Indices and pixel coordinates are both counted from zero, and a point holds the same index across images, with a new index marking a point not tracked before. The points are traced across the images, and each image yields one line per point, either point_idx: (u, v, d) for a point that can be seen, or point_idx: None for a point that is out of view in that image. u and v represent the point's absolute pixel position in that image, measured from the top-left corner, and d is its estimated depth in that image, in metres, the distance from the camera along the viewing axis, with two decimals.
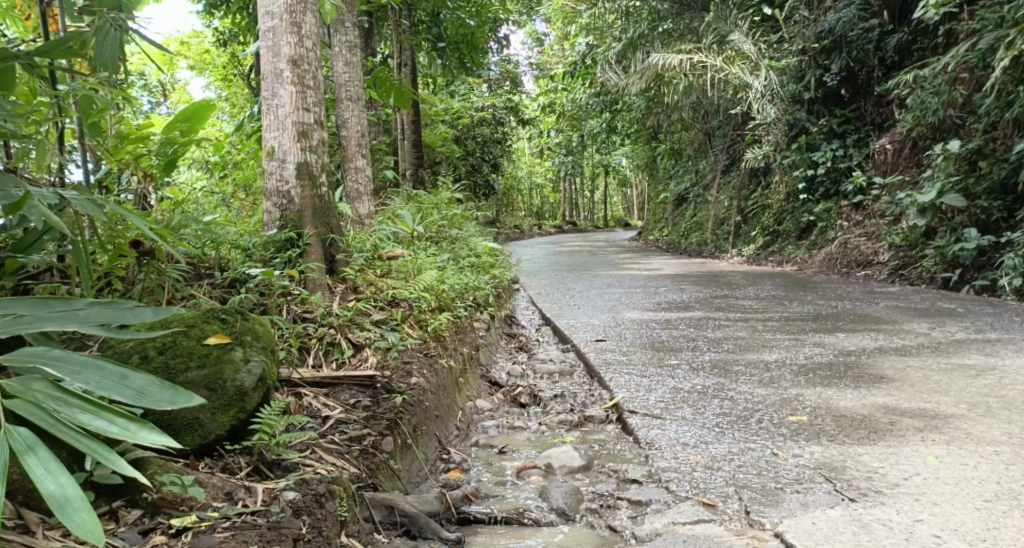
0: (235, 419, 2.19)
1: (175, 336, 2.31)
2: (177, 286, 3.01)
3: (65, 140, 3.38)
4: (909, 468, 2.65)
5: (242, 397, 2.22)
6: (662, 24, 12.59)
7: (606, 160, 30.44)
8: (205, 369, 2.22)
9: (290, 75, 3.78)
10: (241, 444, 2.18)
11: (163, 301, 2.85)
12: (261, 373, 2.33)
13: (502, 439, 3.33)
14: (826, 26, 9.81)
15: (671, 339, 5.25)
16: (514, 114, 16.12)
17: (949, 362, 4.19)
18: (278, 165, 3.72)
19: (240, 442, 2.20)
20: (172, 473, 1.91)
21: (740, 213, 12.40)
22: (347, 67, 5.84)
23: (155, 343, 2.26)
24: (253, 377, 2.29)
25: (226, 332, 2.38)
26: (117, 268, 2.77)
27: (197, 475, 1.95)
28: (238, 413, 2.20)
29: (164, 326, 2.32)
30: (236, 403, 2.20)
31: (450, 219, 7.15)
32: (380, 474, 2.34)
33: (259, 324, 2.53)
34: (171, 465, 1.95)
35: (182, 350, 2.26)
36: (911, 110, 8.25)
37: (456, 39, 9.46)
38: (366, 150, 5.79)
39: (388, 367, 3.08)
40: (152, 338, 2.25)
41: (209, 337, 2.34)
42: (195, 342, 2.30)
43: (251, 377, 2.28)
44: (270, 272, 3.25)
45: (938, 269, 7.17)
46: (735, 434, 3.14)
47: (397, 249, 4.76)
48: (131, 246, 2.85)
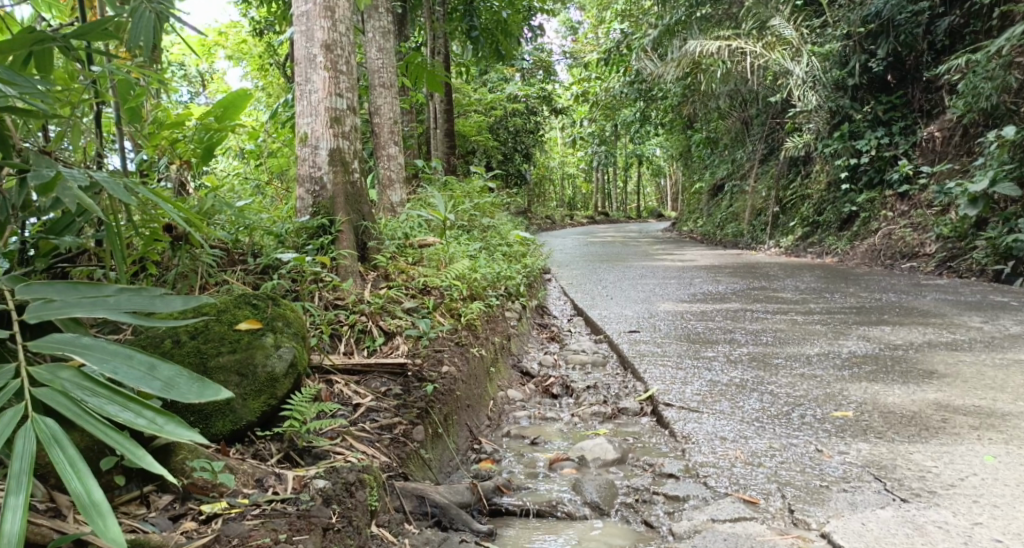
0: (266, 406, 2.16)
1: (207, 321, 2.29)
2: (210, 272, 3.00)
3: (105, 126, 3.40)
4: (964, 468, 2.54)
5: (273, 383, 2.20)
6: (699, 11, 12.21)
7: (640, 150, 30.14)
8: (236, 354, 2.20)
9: (323, 60, 3.74)
10: (272, 430, 2.15)
11: (197, 286, 2.85)
12: (292, 359, 2.30)
13: (533, 430, 3.28)
14: (872, 10, 9.47)
15: (707, 330, 5.13)
16: (547, 104, 16.00)
17: (1004, 358, 4.02)
18: (311, 151, 3.69)
19: (271, 428, 2.18)
20: (203, 458, 1.89)
21: (777, 203, 12.13)
22: (381, 53, 5.76)
23: (186, 327, 2.24)
24: (284, 362, 2.26)
25: (257, 317, 2.35)
26: (151, 252, 2.77)
27: (227, 461, 1.92)
28: (269, 399, 2.17)
29: (197, 312, 2.30)
30: (267, 389, 2.18)
31: (483, 208, 7.10)
32: (411, 463, 2.30)
33: (290, 309, 2.49)
34: (202, 450, 1.93)
35: (214, 335, 2.24)
36: (962, 96, 7.95)
37: (491, 27, 9.42)
38: (399, 138, 5.75)
39: (419, 355, 3.04)
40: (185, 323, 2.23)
41: (240, 322, 2.31)
42: (227, 328, 2.27)
43: (282, 363, 2.25)
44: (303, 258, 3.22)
45: (989, 262, 6.90)
46: (776, 429, 3.04)
47: (429, 237, 4.72)
48: (165, 231, 2.82)
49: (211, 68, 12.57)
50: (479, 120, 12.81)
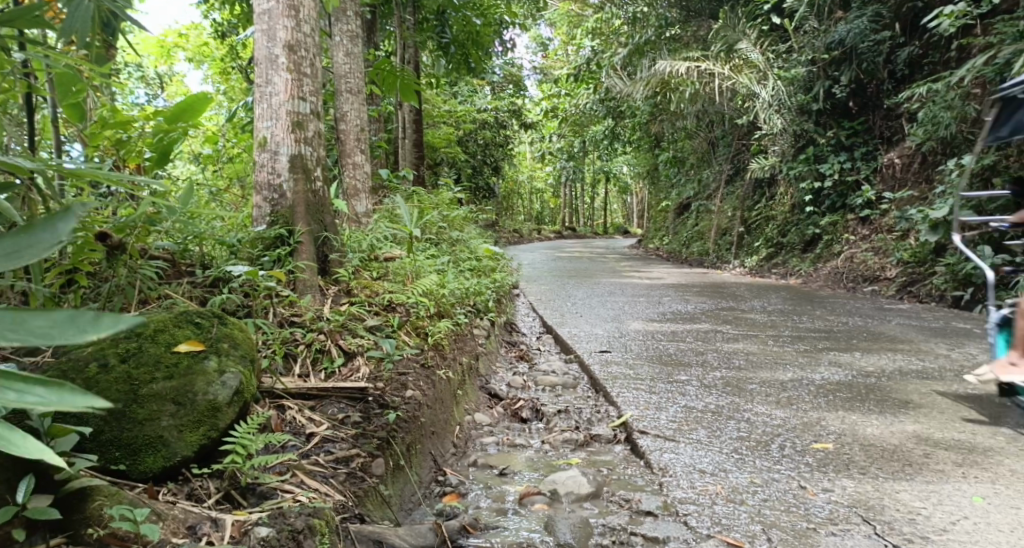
0: (205, 439, 1.93)
1: (141, 342, 2.05)
2: (152, 285, 2.73)
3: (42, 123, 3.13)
4: (953, 511, 2.43)
5: (215, 413, 1.97)
6: (669, 31, 12.41)
7: (607, 166, 30.25)
8: (173, 381, 1.97)
9: (285, 61, 3.52)
10: (210, 467, 1.92)
11: (134, 300, 2.59)
12: (238, 385, 2.07)
13: (500, 458, 3.08)
14: (836, 37, 9.58)
15: (679, 352, 5.00)
16: (516, 118, 15.88)
17: (977, 389, 3.95)
18: (270, 157, 3.45)
19: (210, 464, 1.94)
20: (125, 504, 1.65)
21: (743, 224, 12.18)
22: (348, 57, 5.52)
23: (117, 349, 2.00)
24: (229, 390, 2.03)
25: (199, 339, 2.12)
26: (84, 262, 2.51)
27: (155, 506, 1.70)
28: (209, 431, 1.94)
29: (130, 332, 2.06)
30: (207, 420, 1.95)
31: (451, 221, 6.91)
32: (368, 501, 2.09)
33: (238, 330, 2.27)
34: (125, 492, 1.69)
35: (149, 358, 2.00)
36: (923, 124, 8.06)
37: (462, 37, 9.27)
38: (365, 146, 5.52)
39: (382, 379, 2.82)
40: (114, 344, 1.99)
41: (180, 344, 2.08)
42: (164, 350, 2.04)
43: (226, 391, 2.02)
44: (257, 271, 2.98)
45: (949, 287, 6.94)
46: (756, 461, 2.89)
47: (395, 250, 4.49)
48: (99, 239, 2.56)
49: (170, 70, 12.13)
50: (448, 132, 12.61)
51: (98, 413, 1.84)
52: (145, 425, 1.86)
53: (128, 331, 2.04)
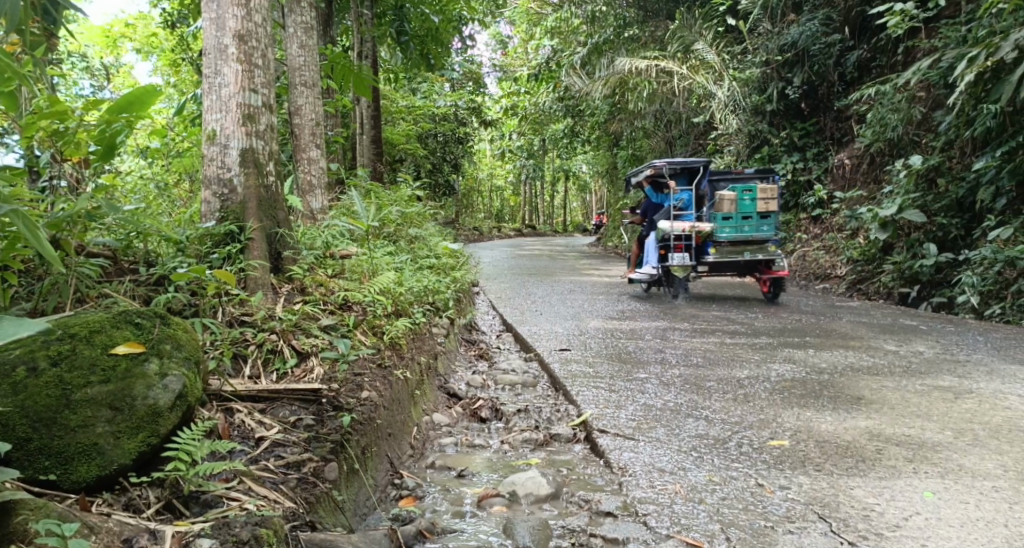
0: (145, 446, 1.83)
1: (75, 344, 1.93)
2: (89, 284, 2.59)
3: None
4: (905, 507, 2.47)
5: (155, 418, 1.85)
6: (627, 31, 12.48)
7: (567, 165, 30.34)
8: (110, 384, 1.86)
9: (235, 51, 3.39)
10: (150, 476, 1.82)
11: (69, 299, 2.46)
12: (181, 388, 1.96)
13: (459, 459, 3.03)
14: (788, 39, 9.79)
15: (637, 350, 5.01)
16: (476, 115, 15.76)
17: (924, 384, 4.05)
18: (219, 151, 3.33)
19: (150, 472, 1.85)
20: (54, 517, 1.55)
21: None
22: (302, 49, 5.34)
23: (48, 351, 1.87)
24: (171, 394, 1.91)
25: (139, 340, 2.00)
26: (14, 259, 2.37)
27: (87, 520, 1.60)
28: (149, 438, 1.83)
29: (62, 333, 1.93)
30: (147, 425, 1.83)
31: (410, 218, 6.80)
32: (321, 508, 2.02)
33: (183, 330, 2.15)
34: (55, 505, 1.59)
35: (83, 360, 1.88)
36: (871, 126, 8.29)
37: (421, 33, 9.19)
38: (320, 140, 5.38)
39: (337, 380, 2.74)
40: (44, 346, 1.87)
41: (118, 345, 1.96)
42: (99, 352, 1.92)
43: (167, 394, 1.91)
44: (202, 269, 2.86)
45: (896, 285, 7.11)
46: (714, 459, 2.90)
47: (351, 247, 4.38)
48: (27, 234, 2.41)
49: (116, 61, 11.65)
50: (406, 128, 12.45)
51: (27, 421, 1.73)
52: (79, 431, 1.76)
53: (59, 332, 1.91)
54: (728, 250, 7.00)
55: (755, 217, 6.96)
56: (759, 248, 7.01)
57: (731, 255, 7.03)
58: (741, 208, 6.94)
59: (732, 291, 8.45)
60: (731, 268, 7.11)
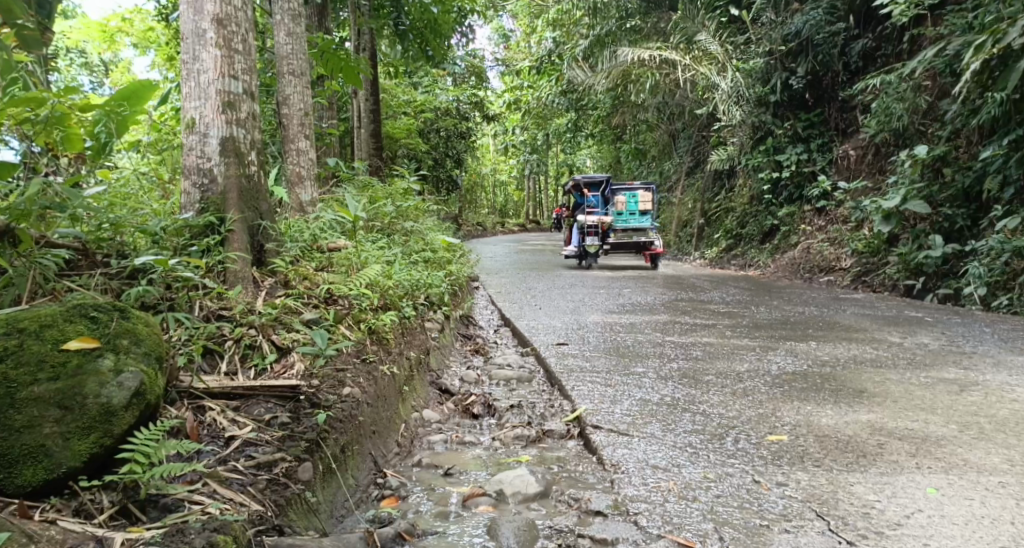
0: (97, 447, 1.75)
1: (24, 340, 1.86)
2: (52, 277, 2.50)
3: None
4: (907, 504, 2.36)
5: (109, 418, 1.78)
6: (629, 22, 12.30)
7: (571, 159, 30.13)
8: (60, 382, 1.79)
9: (214, 36, 3.28)
10: (102, 479, 1.75)
11: (28, 291, 2.36)
12: (139, 385, 1.88)
13: (448, 457, 2.92)
14: (792, 29, 9.64)
15: (636, 344, 4.90)
16: (478, 109, 15.60)
17: (930, 377, 3.92)
18: (198, 140, 3.23)
19: (104, 474, 1.77)
20: None
21: (703, 216, 12.33)
22: (290, 37, 5.22)
23: None
24: (127, 392, 1.84)
25: (94, 335, 1.93)
26: None
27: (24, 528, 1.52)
28: (101, 439, 1.75)
29: (11, 328, 1.87)
30: (99, 426, 1.76)
31: (406, 212, 6.69)
32: (290, 511, 1.93)
33: (144, 324, 2.07)
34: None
35: (32, 357, 1.82)
36: (876, 116, 8.16)
37: (420, 24, 8.88)
38: (309, 131, 5.27)
39: (317, 376, 2.63)
40: None
41: (71, 341, 1.89)
42: (49, 348, 1.85)
43: (122, 392, 1.83)
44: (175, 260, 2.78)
45: (901, 276, 6.98)
46: (709, 455, 2.79)
47: (340, 240, 4.27)
48: None
49: (114, 56, 11.47)
50: (407, 123, 12.31)
51: None
52: (25, 432, 1.70)
53: (7, 328, 1.85)
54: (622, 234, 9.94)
55: (639, 213, 9.96)
56: (642, 233, 9.98)
57: (624, 238, 9.98)
58: (630, 206, 9.89)
59: (729, 282, 8.43)
60: (625, 248, 9.99)
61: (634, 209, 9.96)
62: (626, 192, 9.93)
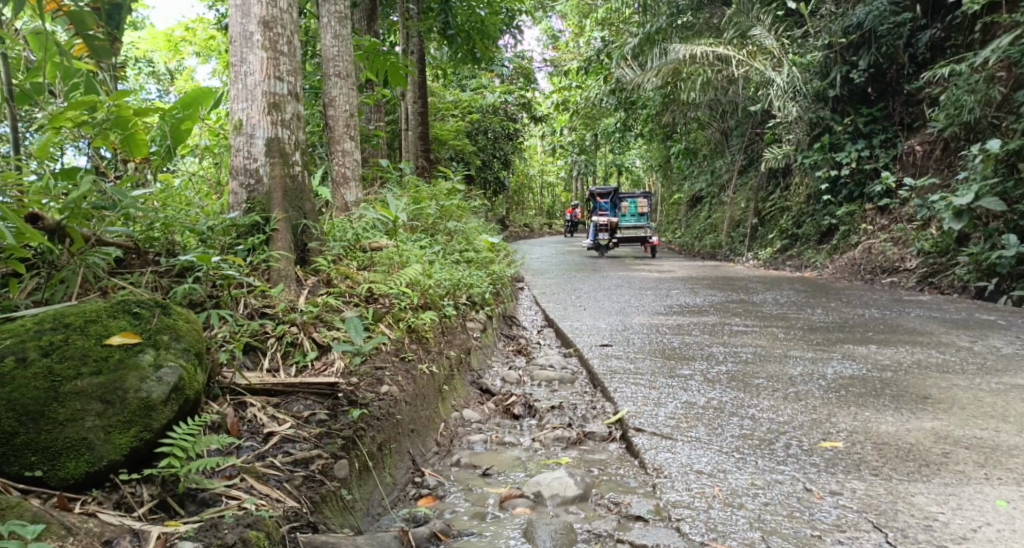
0: (136, 441, 1.80)
1: (69, 335, 1.93)
2: (100, 275, 2.57)
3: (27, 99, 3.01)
4: (974, 516, 2.23)
5: (148, 412, 1.83)
6: (680, 19, 12.08)
7: (619, 160, 29.83)
8: (101, 377, 1.85)
9: (261, 38, 3.34)
10: (141, 472, 1.80)
11: (76, 289, 2.44)
12: (177, 381, 1.92)
13: (487, 458, 2.90)
14: (853, 21, 9.30)
15: (683, 346, 4.79)
16: (527, 110, 15.55)
17: (1000, 383, 3.72)
18: (245, 141, 3.29)
19: (143, 469, 1.82)
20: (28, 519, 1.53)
21: (757, 216, 12.02)
22: (336, 39, 5.30)
23: (39, 342, 1.88)
24: (166, 387, 1.89)
25: (136, 330, 1.99)
26: (20, 254, 2.35)
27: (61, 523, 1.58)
28: (141, 432, 1.80)
29: (57, 324, 1.94)
30: (139, 419, 1.81)
31: (450, 212, 6.71)
32: (326, 508, 1.95)
33: (184, 321, 2.12)
34: (30, 505, 1.58)
35: (75, 352, 1.88)
36: (945, 109, 7.83)
37: (468, 27, 8.87)
38: (355, 132, 5.33)
39: (356, 374, 2.65)
40: (37, 336, 1.88)
41: (113, 336, 1.95)
42: (93, 343, 1.92)
43: (161, 388, 1.88)
44: (217, 257, 2.83)
45: (971, 278, 6.65)
46: (758, 462, 2.69)
47: (383, 239, 4.30)
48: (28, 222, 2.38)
49: (177, 65, 11.82)
50: (456, 125, 12.35)
51: (15, 415, 1.73)
52: (68, 426, 1.75)
53: (52, 324, 1.92)
54: (629, 229, 13.29)
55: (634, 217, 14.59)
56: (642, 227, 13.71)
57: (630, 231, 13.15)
58: (631, 210, 14.57)
59: (785, 284, 8.15)
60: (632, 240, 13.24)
61: (632, 213, 14.67)
62: (630, 201, 14.49)
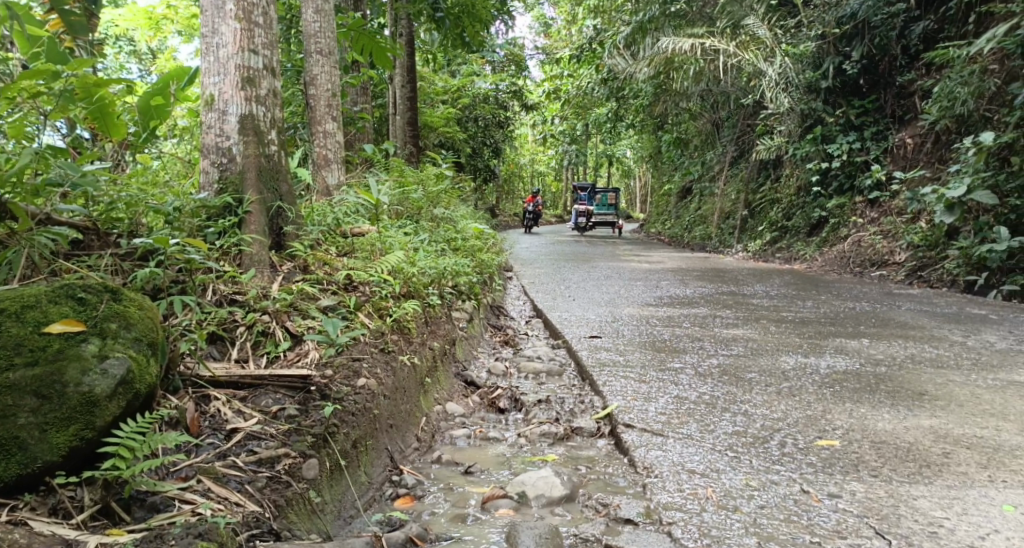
0: (76, 440, 1.67)
1: (3, 321, 1.77)
2: (47, 255, 2.39)
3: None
4: (981, 523, 2.11)
5: (90, 409, 1.69)
6: (672, 7, 11.67)
7: (611, 151, 29.68)
8: (37, 368, 1.70)
9: (233, 8, 3.15)
10: (81, 474, 1.67)
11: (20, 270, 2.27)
12: (125, 374, 1.78)
13: (469, 454, 2.76)
14: (847, 11, 9.17)
15: (673, 338, 4.68)
16: (517, 98, 15.33)
17: (996, 379, 3.62)
18: (217, 117, 3.11)
19: (83, 470, 1.69)
20: None
21: (746, 207, 11.93)
22: (318, 15, 5.10)
23: None
24: (111, 380, 1.75)
25: (79, 319, 1.84)
26: None
27: None
28: (82, 431, 1.67)
29: None
30: (80, 417, 1.68)
31: (437, 198, 6.54)
32: (291, 512, 1.86)
33: (136, 308, 1.97)
34: None
35: (10, 341, 1.73)
36: (937, 101, 7.73)
37: (457, 10, 8.51)
38: (337, 113, 5.16)
39: (332, 365, 2.49)
40: None
41: (53, 325, 1.80)
42: (30, 332, 1.77)
43: (106, 381, 1.74)
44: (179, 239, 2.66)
45: (961, 272, 6.56)
46: (752, 461, 2.56)
47: (365, 225, 4.15)
48: None
49: (159, 44, 11.41)
50: (445, 111, 12.12)
51: None
52: None
53: None
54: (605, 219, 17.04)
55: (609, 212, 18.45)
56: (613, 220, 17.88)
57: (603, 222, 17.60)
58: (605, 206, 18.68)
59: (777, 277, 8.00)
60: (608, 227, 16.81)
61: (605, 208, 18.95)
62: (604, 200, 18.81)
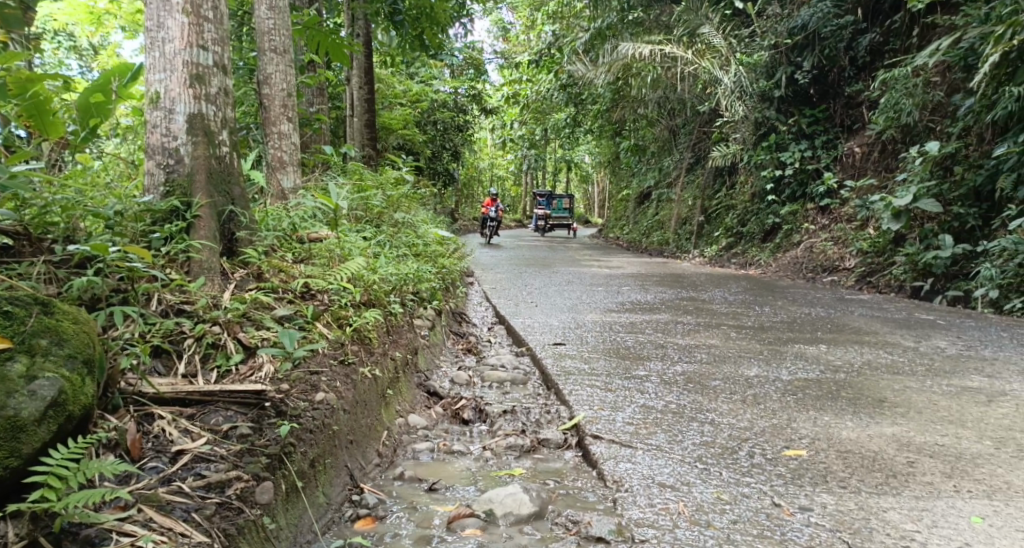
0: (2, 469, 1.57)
1: None
2: None
3: None
4: (951, 536, 2.10)
5: (16, 435, 1.61)
6: (630, 15, 11.84)
7: (570, 156, 29.76)
8: None
9: (181, 1, 2.99)
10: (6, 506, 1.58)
11: None
12: (56, 395, 1.71)
13: (433, 469, 2.65)
14: (798, 22, 9.35)
15: (636, 345, 4.64)
16: (476, 103, 15.20)
17: (951, 385, 3.66)
18: (164, 116, 2.94)
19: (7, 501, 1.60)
20: None
21: (703, 213, 12.07)
22: (271, 12, 4.92)
23: None
24: (40, 403, 1.67)
25: (6, 334, 1.74)
26: None
27: None
28: (6, 460, 1.58)
29: None
30: (4, 444, 1.59)
31: (397, 202, 6.39)
32: (241, 541, 1.77)
33: (70, 321, 1.89)
34: None
35: None
36: (884, 111, 7.93)
37: (416, 12, 8.38)
38: (292, 114, 4.99)
39: (287, 379, 2.36)
40: None
41: None
42: None
43: (35, 404, 1.66)
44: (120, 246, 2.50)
45: (908, 277, 6.70)
46: (722, 473, 2.51)
47: (322, 230, 4.00)
48: None
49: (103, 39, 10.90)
50: (403, 114, 11.93)
51: None
52: None
53: None
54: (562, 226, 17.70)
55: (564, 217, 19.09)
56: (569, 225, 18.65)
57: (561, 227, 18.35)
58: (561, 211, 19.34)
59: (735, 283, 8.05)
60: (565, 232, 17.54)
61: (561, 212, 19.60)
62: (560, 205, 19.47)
